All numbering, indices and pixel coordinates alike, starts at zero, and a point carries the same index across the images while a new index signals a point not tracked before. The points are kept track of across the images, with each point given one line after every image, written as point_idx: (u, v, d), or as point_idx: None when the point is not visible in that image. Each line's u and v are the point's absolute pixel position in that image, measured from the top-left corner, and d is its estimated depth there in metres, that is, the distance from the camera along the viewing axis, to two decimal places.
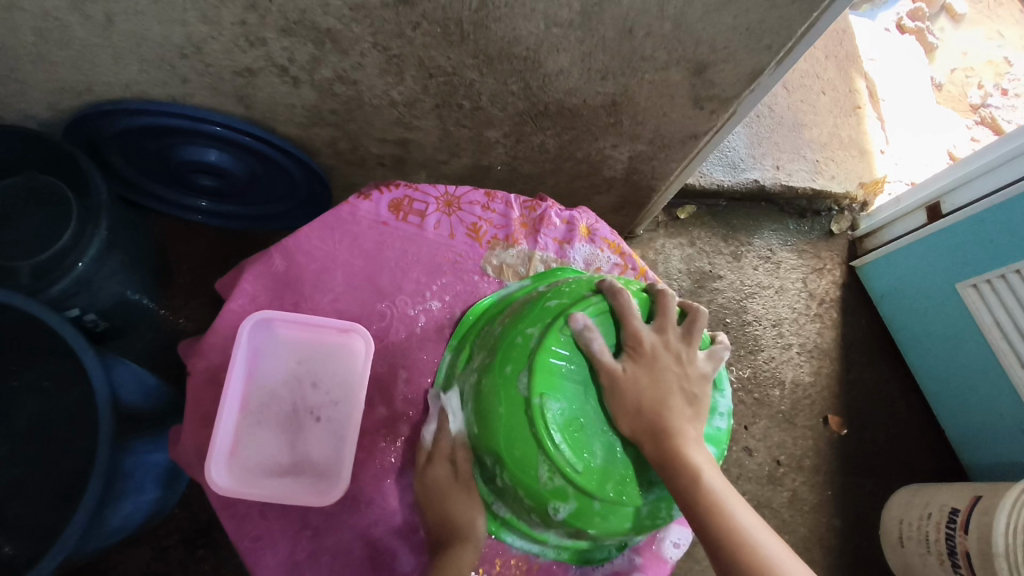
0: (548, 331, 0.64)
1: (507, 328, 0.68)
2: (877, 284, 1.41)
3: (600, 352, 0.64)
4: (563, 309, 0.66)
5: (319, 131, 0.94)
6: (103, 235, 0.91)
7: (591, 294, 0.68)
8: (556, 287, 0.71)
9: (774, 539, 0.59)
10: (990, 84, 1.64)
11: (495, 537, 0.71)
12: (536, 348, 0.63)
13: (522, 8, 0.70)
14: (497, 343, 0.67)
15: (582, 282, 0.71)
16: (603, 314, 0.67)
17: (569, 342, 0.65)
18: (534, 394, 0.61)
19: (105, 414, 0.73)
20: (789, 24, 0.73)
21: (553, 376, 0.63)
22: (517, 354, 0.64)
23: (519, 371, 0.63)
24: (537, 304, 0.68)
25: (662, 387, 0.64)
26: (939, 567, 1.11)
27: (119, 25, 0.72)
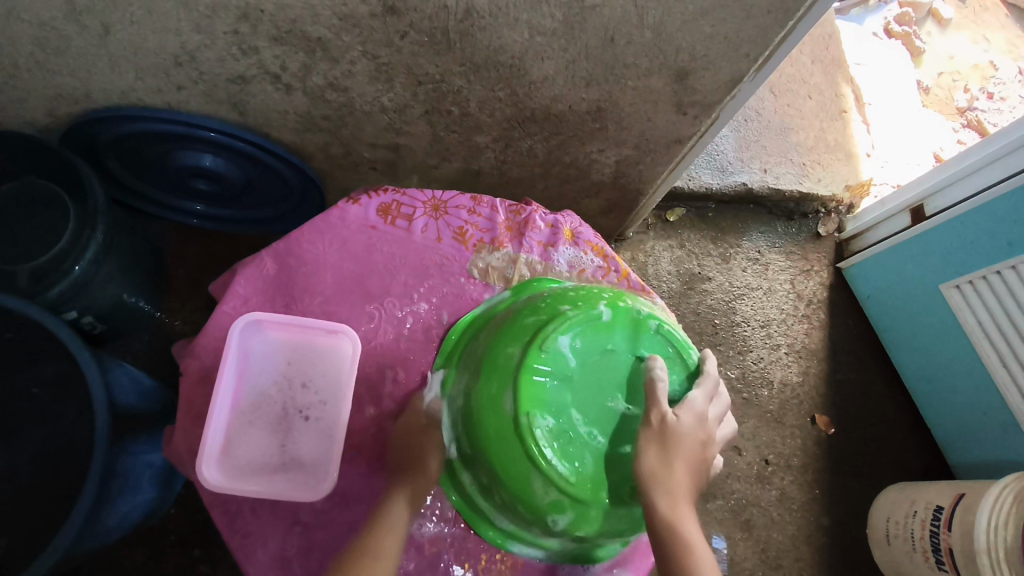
0: (530, 352, 0.66)
1: (491, 349, 0.70)
2: (864, 285, 1.43)
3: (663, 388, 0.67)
4: (541, 330, 0.67)
5: (312, 136, 0.96)
6: (100, 240, 0.93)
7: (567, 309, 0.70)
8: (532, 308, 0.72)
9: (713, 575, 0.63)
10: (976, 87, 1.67)
11: (502, 547, 0.73)
12: (519, 368, 0.65)
13: (507, 17, 0.72)
14: (481, 365, 0.69)
15: (562, 300, 0.72)
16: (580, 328, 0.68)
17: (551, 360, 0.66)
18: (523, 415, 0.62)
19: (102, 417, 0.76)
20: (766, 33, 0.75)
21: (539, 395, 0.64)
22: (501, 373, 0.66)
23: (504, 390, 0.64)
24: (515, 325, 0.70)
25: (690, 451, 0.66)
26: (924, 564, 1.13)
27: (116, 34, 0.74)
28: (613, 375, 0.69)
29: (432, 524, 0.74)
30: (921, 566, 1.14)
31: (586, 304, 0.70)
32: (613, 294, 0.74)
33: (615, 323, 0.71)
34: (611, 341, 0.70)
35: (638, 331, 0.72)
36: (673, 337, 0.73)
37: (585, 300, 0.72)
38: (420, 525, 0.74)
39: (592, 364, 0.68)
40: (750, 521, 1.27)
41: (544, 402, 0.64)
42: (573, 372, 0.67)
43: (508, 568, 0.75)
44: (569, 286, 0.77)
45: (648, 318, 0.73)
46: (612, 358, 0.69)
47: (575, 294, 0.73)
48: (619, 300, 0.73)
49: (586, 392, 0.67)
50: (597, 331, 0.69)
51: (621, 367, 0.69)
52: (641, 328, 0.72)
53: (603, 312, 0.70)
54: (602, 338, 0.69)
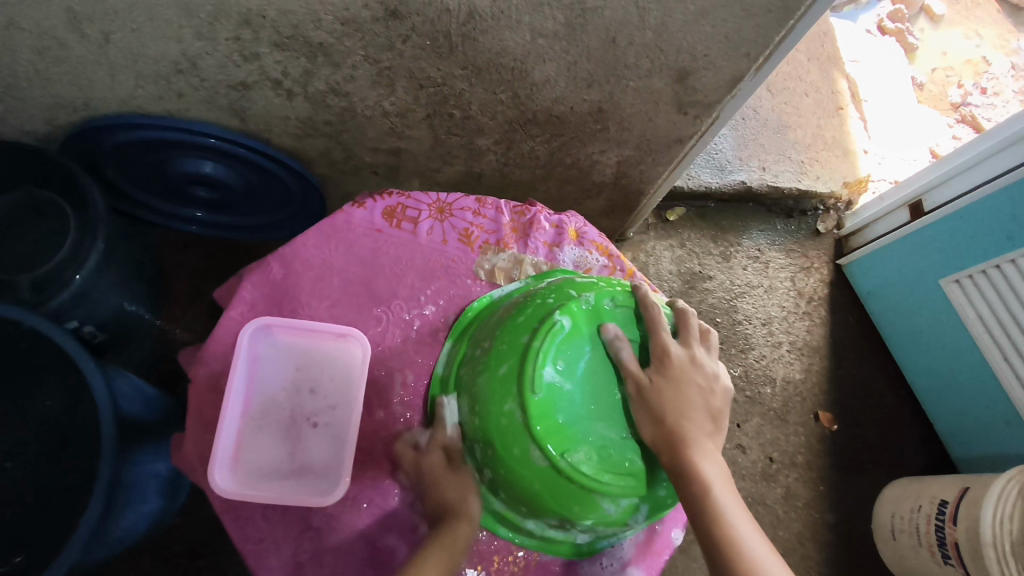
0: (525, 403, 0.62)
1: (479, 395, 0.68)
2: (864, 281, 1.44)
3: (629, 359, 0.66)
4: (519, 374, 0.64)
5: (313, 142, 0.96)
6: (101, 247, 0.93)
7: (531, 339, 0.66)
8: (497, 345, 0.69)
9: (729, 493, 0.65)
10: (969, 83, 1.68)
11: (592, 553, 0.76)
12: (525, 422, 0.62)
13: (508, 20, 0.72)
14: (478, 415, 0.67)
15: (519, 326, 0.68)
16: (554, 352, 0.65)
17: (548, 396, 0.63)
18: (556, 457, 0.61)
19: (108, 426, 0.76)
20: (765, 32, 0.76)
21: (559, 432, 0.62)
22: (514, 435, 0.63)
23: (529, 448, 0.62)
24: (491, 377, 0.67)
25: (684, 398, 0.66)
26: (931, 559, 1.13)
27: (116, 42, 0.74)
28: (605, 371, 0.67)
29: None
30: (927, 560, 1.14)
31: (543, 324, 0.66)
32: (560, 291, 0.72)
33: (580, 325, 0.68)
34: (586, 350, 0.67)
35: (602, 320, 0.69)
36: (624, 298, 0.72)
37: (538, 317, 0.68)
38: None
39: (585, 374, 0.66)
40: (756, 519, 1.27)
41: (563, 435, 0.62)
42: (571, 387, 0.65)
43: (521, 570, 0.74)
44: (530, 294, 0.74)
45: (602, 302, 0.71)
46: (599, 365, 0.67)
47: (525, 315, 0.69)
48: (569, 299, 0.69)
49: (592, 395, 0.65)
50: (568, 342, 0.66)
51: (606, 361, 0.67)
52: (602, 313, 0.70)
53: (565, 321, 0.67)
54: (577, 348, 0.67)
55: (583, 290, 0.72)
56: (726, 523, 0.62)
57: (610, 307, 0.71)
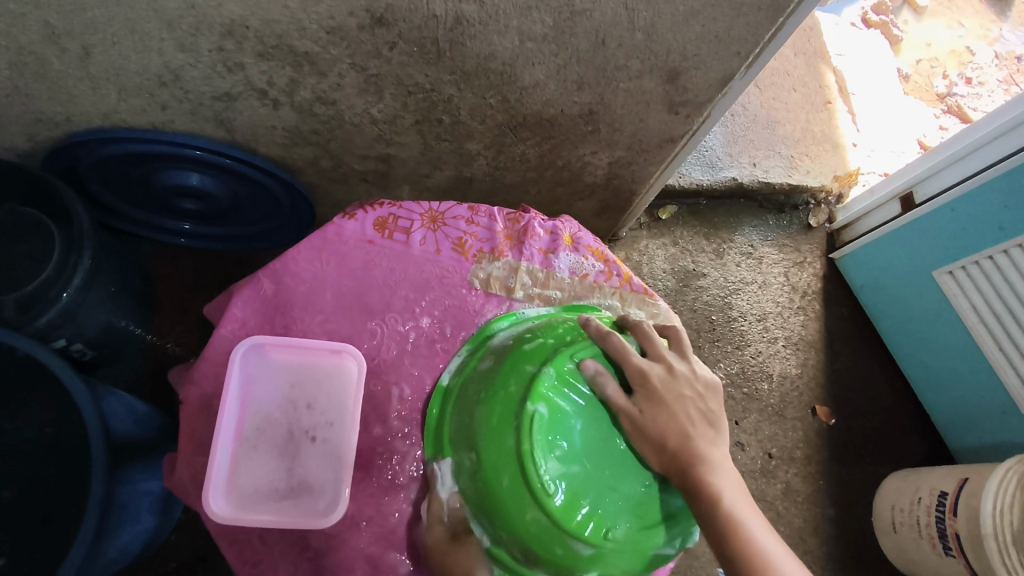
0: (548, 509, 0.61)
1: (483, 495, 0.65)
2: (857, 275, 1.44)
3: (615, 394, 0.66)
4: (525, 482, 0.61)
5: (301, 151, 0.95)
6: (88, 264, 0.91)
7: (518, 443, 0.62)
8: (483, 453, 0.65)
9: (743, 499, 0.65)
10: (954, 73, 1.69)
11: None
12: (556, 522, 0.61)
13: (496, 25, 0.71)
14: (500, 522, 0.64)
15: (499, 430, 0.64)
16: (543, 443, 0.62)
17: (563, 487, 0.61)
18: (598, 538, 0.61)
19: (99, 449, 0.74)
20: (755, 30, 0.75)
21: (593, 516, 0.62)
22: (550, 538, 0.61)
23: (570, 543, 0.61)
24: (496, 490, 0.63)
25: (679, 416, 0.66)
26: (932, 551, 1.13)
27: (97, 56, 0.72)
28: (600, 434, 0.65)
29: None
30: (928, 552, 1.15)
31: (521, 420, 0.62)
32: (519, 371, 0.67)
33: (557, 404, 0.64)
34: (578, 430, 0.64)
35: (575, 388, 0.66)
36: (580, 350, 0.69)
37: (513, 412, 0.64)
38: None
39: (585, 449, 0.64)
40: None
41: (597, 517, 0.62)
42: (578, 467, 0.63)
43: None
44: (495, 367, 0.71)
45: (563, 364, 0.67)
46: (596, 438, 0.64)
47: (498, 416, 0.65)
48: (532, 380, 0.65)
49: (599, 461, 0.63)
50: (554, 423, 0.63)
51: (600, 431, 0.65)
52: (571, 379, 0.66)
53: (541, 406, 0.63)
54: (564, 428, 0.63)
55: (540, 360, 0.68)
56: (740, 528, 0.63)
57: (574, 366, 0.67)
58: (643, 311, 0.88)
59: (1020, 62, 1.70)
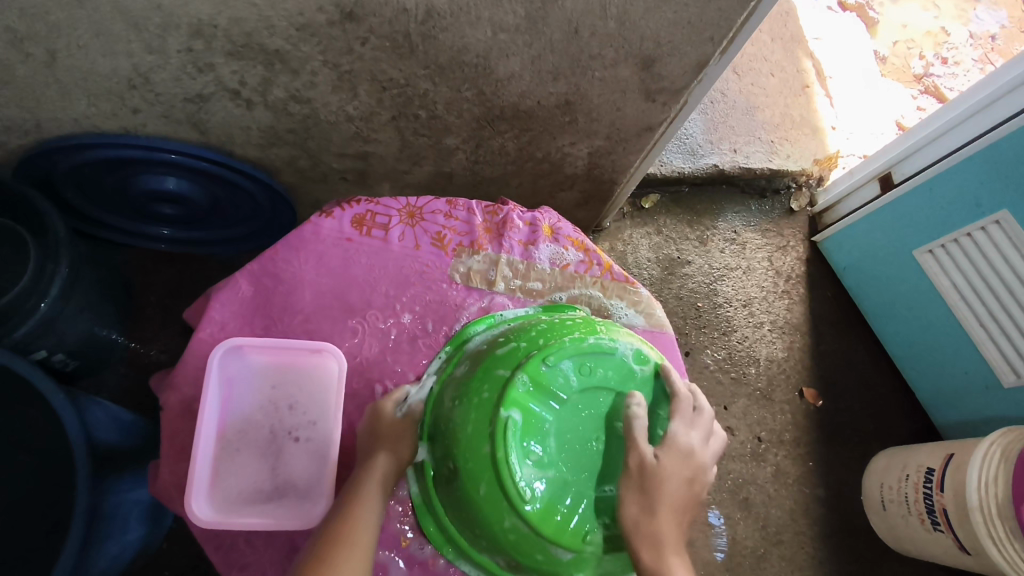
0: (525, 518, 0.61)
1: (461, 503, 0.65)
2: (840, 257, 1.45)
3: (641, 430, 0.66)
4: (502, 491, 0.61)
5: (278, 151, 0.94)
6: (65, 273, 0.90)
7: (493, 450, 0.62)
8: (459, 459, 0.65)
9: None
10: (930, 54, 1.70)
11: None
12: (534, 529, 0.61)
13: (468, 16, 0.70)
14: (479, 528, 0.65)
15: (473, 435, 0.64)
16: (519, 450, 0.62)
17: (539, 493, 0.62)
18: (574, 542, 0.62)
19: (83, 459, 0.73)
20: (728, 15, 0.75)
21: (568, 521, 0.63)
22: (530, 545, 0.62)
23: (551, 550, 0.62)
24: (474, 498, 0.63)
25: (677, 489, 0.66)
26: (920, 526, 1.15)
27: (63, 61, 0.71)
28: (577, 435, 0.65)
29: None
30: (917, 528, 1.16)
31: (495, 427, 0.63)
32: (493, 376, 0.67)
33: (531, 410, 0.64)
34: (553, 433, 0.64)
35: (551, 392, 0.65)
36: (557, 353, 0.67)
37: (487, 418, 0.64)
38: (421, 545, 0.74)
39: (559, 451, 0.64)
40: (748, 500, 1.29)
41: (577, 518, 0.63)
42: (553, 472, 0.63)
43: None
44: (468, 373, 0.70)
45: (538, 369, 0.66)
46: (571, 441, 0.65)
47: (472, 423, 0.65)
48: (505, 386, 0.65)
49: (575, 464, 0.64)
50: (529, 429, 0.63)
51: (576, 434, 0.65)
52: (548, 383, 0.66)
53: (514, 412, 0.63)
54: (539, 432, 0.64)
55: (513, 365, 0.67)
56: None
57: (550, 370, 0.66)
58: (624, 300, 0.89)
59: (995, 40, 1.72)
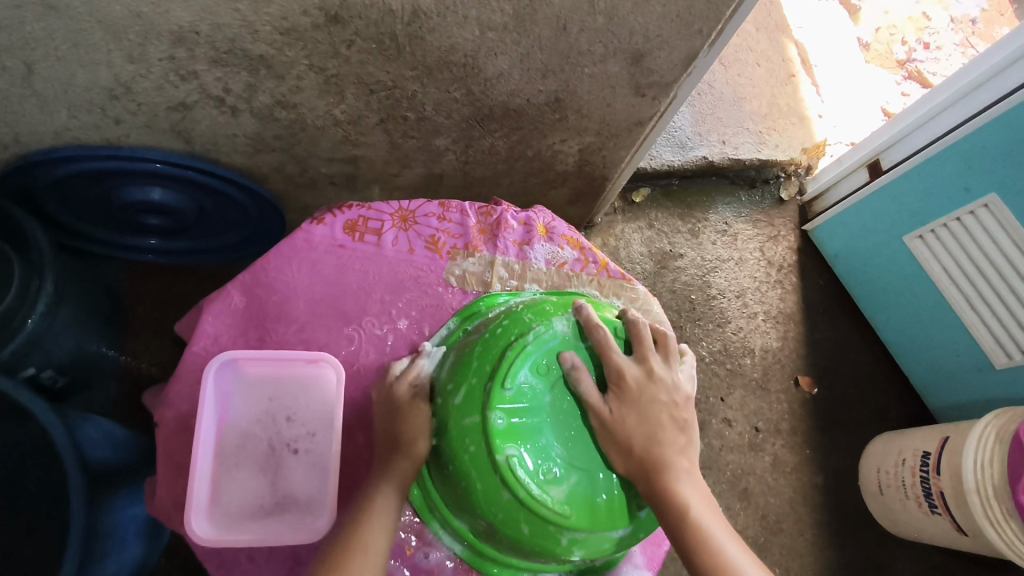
0: (577, 526, 0.63)
1: (499, 536, 0.65)
2: (830, 244, 1.45)
3: (589, 391, 0.66)
4: (539, 517, 0.62)
5: (265, 157, 0.92)
6: (50, 290, 0.89)
7: (514, 492, 0.61)
8: (488, 515, 0.63)
9: (708, 510, 0.64)
10: (913, 39, 1.71)
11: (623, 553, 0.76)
12: (588, 530, 0.63)
13: (455, 16, 0.69)
14: (531, 555, 0.66)
15: (487, 490, 0.62)
16: (533, 475, 0.62)
17: (570, 503, 0.63)
18: (626, 518, 0.66)
19: (77, 479, 0.72)
20: (716, 8, 0.74)
21: (613, 501, 0.65)
22: (589, 542, 0.64)
23: (609, 534, 0.65)
24: (521, 539, 0.63)
25: (651, 421, 0.66)
26: (919, 510, 1.16)
27: (40, 72, 0.69)
28: (581, 445, 0.66)
29: (441, 553, 0.72)
30: (916, 512, 1.17)
31: (502, 473, 0.61)
32: (466, 428, 0.64)
33: (519, 437, 0.63)
34: (551, 440, 0.65)
35: (527, 411, 0.64)
36: (510, 374, 0.64)
37: (488, 468, 0.62)
38: (426, 554, 0.72)
39: (564, 458, 0.65)
40: (748, 490, 1.29)
41: (616, 502, 0.65)
42: (573, 477, 0.64)
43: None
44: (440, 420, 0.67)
45: (501, 397, 0.63)
46: (570, 441, 0.65)
47: (477, 479, 0.63)
48: (483, 432, 0.62)
49: (584, 461, 0.65)
50: (532, 455, 0.63)
51: (574, 439, 0.66)
52: (518, 407, 0.64)
53: (512, 449, 0.62)
54: (539, 449, 0.64)
55: (478, 408, 0.64)
56: (706, 537, 0.62)
57: (513, 393, 0.64)
58: (621, 298, 0.88)
59: (976, 24, 1.73)
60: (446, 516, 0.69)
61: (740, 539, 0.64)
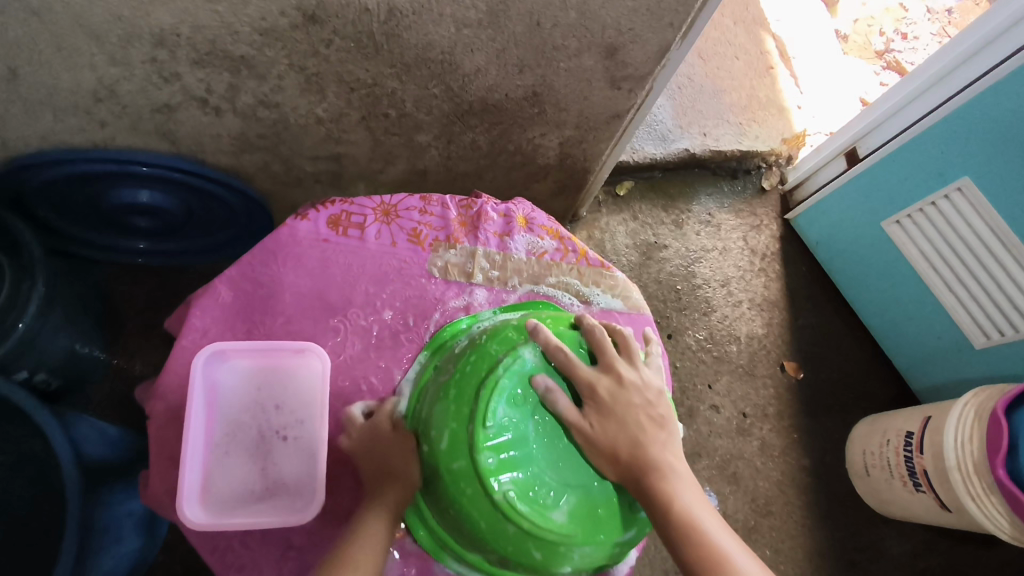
0: (582, 542, 0.65)
1: (510, 562, 0.66)
2: (812, 232, 1.48)
3: (567, 409, 0.67)
4: (544, 539, 0.63)
5: (250, 157, 0.94)
6: (43, 292, 0.90)
7: (517, 524, 0.63)
8: (497, 549, 0.65)
9: (697, 501, 0.66)
10: (890, 30, 1.74)
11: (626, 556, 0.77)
12: (590, 542, 0.65)
13: (430, 14, 0.71)
14: None
15: (492, 527, 0.64)
16: (533, 506, 0.64)
17: (572, 522, 0.65)
18: (622, 526, 0.68)
19: (72, 476, 0.73)
20: (685, 1, 0.76)
21: (610, 508, 0.68)
22: (596, 551, 0.66)
23: (610, 541, 0.67)
24: (531, 564, 0.64)
25: (630, 425, 0.68)
26: (903, 489, 1.19)
27: (25, 77, 0.71)
28: (573, 466, 0.67)
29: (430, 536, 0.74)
30: (900, 490, 1.20)
31: (502, 507, 0.63)
32: (457, 473, 0.64)
33: (510, 466, 0.64)
34: (540, 465, 0.66)
35: (512, 443, 0.65)
36: (488, 411, 0.65)
37: (488, 505, 0.63)
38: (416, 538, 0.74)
39: (558, 480, 0.66)
40: (736, 475, 1.32)
41: (613, 511, 0.68)
42: (569, 496, 0.66)
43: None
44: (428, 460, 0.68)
45: (484, 438, 0.64)
46: (560, 462, 0.67)
47: (480, 517, 0.64)
48: (475, 473, 0.63)
49: (574, 474, 0.67)
50: (526, 483, 0.64)
51: (565, 463, 0.67)
52: (503, 441, 0.65)
53: (506, 482, 0.63)
54: (531, 474, 0.65)
55: (464, 452, 0.64)
56: (694, 527, 0.64)
57: (495, 429, 0.65)
58: (600, 285, 0.90)
59: (952, 13, 1.76)
60: (457, 551, 0.70)
61: (729, 527, 0.66)
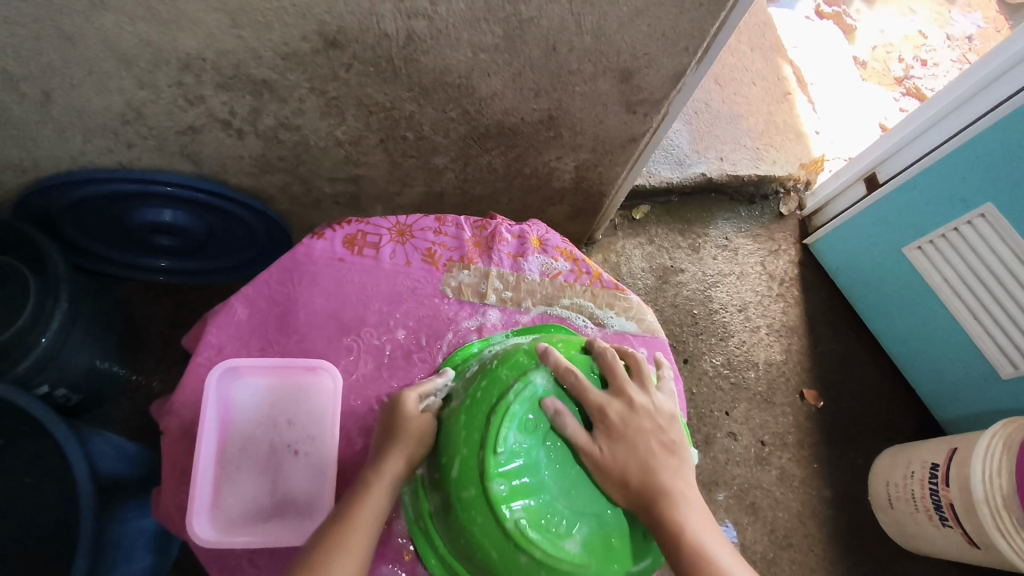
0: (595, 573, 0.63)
1: None
2: (831, 257, 1.46)
3: (576, 433, 0.66)
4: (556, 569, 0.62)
5: (270, 178, 0.96)
6: (66, 308, 0.92)
7: (528, 553, 0.61)
8: None
9: (710, 531, 0.64)
10: (909, 57, 1.73)
11: None
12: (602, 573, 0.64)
13: (448, 39, 0.73)
14: None
15: (503, 557, 0.62)
16: (545, 535, 0.62)
17: (583, 551, 0.64)
18: (632, 557, 0.67)
19: (87, 492, 0.74)
20: (700, 26, 0.76)
21: (622, 538, 0.66)
22: None
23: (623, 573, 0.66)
24: None
25: (641, 450, 0.66)
26: (929, 523, 1.15)
27: (58, 99, 0.74)
28: (585, 493, 0.66)
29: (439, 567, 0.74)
30: (925, 525, 1.16)
31: (513, 535, 0.61)
32: (467, 500, 0.64)
33: (521, 492, 0.63)
34: (552, 492, 0.65)
35: (523, 469, 0.64)
36: (498, 438, 0.64)
37: (499, 532, 0.62)
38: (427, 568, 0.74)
39: (569, 508, 0.65)
40: (754, 505, 1.28)
41: (624, 540, 0.66)
42: (581, 525, 0.65)
43: None
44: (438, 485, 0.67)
45: (494, 463, 0.63)
46: (572, 489, 0.66)
47: (491, 547, 0.62)
48: (485, 500, 0.62)
49: (586, 501, 0.66)
50: (537, 510, 0.63)
51: (576, 489, 0.66)
52: (513, 467, 0.64)
53: (517, 510, 0.62)
54: (542, 501, 0.64)
55: (474, 480, 0.63)
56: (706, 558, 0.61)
57: (506, 454, 0.64)
58: (614, 307, 0.89)
59: (972, 41, 1.75)
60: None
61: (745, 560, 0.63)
